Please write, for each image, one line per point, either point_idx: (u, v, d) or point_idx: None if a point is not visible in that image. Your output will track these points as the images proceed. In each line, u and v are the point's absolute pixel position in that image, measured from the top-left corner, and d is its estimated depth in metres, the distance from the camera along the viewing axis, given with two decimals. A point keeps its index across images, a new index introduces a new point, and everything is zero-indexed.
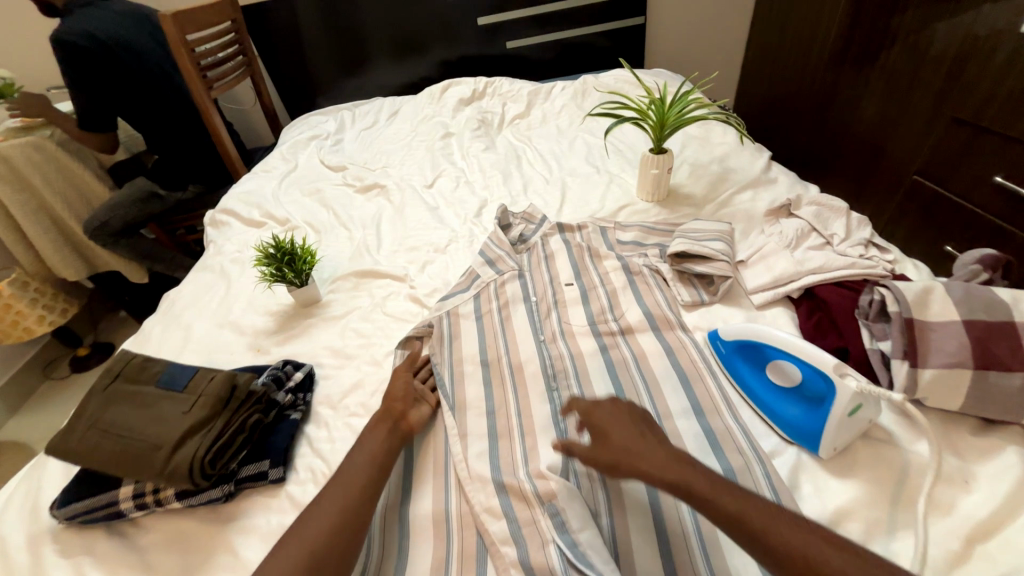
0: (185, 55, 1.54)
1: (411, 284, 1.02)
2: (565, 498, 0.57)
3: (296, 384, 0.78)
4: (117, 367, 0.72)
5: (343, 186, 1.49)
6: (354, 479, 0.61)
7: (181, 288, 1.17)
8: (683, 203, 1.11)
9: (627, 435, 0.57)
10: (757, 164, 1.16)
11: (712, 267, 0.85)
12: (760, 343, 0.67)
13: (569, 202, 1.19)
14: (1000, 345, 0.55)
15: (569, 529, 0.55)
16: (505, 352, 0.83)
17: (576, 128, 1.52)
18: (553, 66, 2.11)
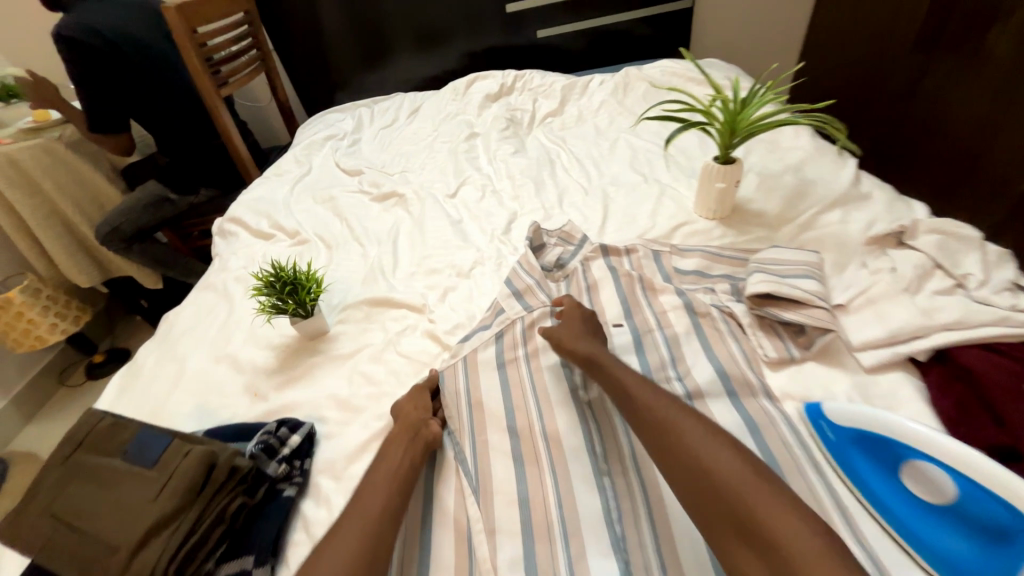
0: (191, 51, 1.43)
1: (429, 317, 0.88)
2: None
3: (291, 451, 0.65)
4: (80, 433, 0.60)
5: (358, 193, 1.36)
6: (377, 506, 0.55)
7: (180, 309, 1.06)
8: (752, 222, 0.93)
9: (651, 394, 0.59)
10: (844, 175, 0.96)
11: (807, 313, 0.67)
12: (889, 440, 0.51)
13: (613, 218, 1.02)
14: None
15: None
16: (539, 417, 0.69)
17: (617, 129, 1.34)
18: (588, 56, 1.92)
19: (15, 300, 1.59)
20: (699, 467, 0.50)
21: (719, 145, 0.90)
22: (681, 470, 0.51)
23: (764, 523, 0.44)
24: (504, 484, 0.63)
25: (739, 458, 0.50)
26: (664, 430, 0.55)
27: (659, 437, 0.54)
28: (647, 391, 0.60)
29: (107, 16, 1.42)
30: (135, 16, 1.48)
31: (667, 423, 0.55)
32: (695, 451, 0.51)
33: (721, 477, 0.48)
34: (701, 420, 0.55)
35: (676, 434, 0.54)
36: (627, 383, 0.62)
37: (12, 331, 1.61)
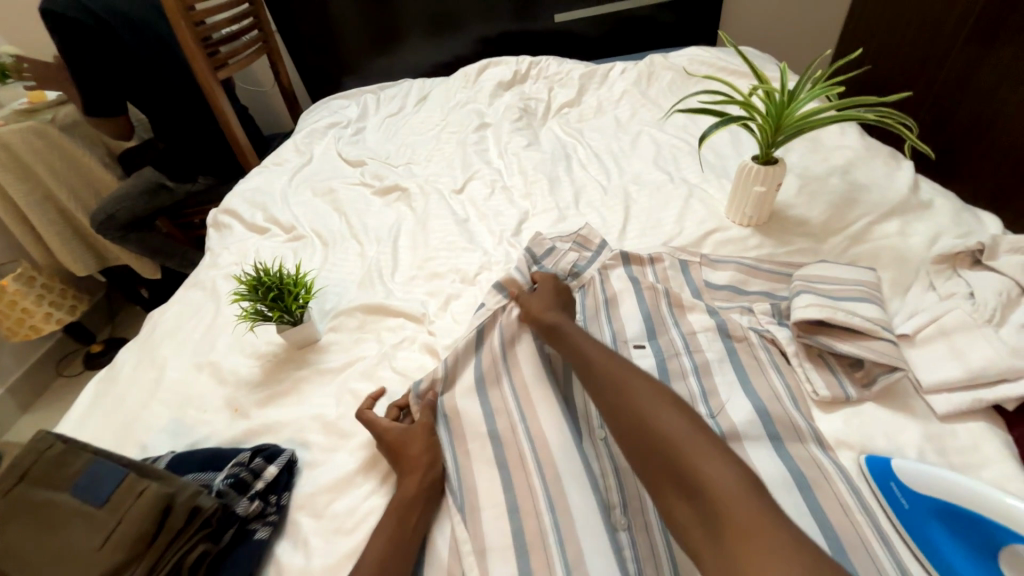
0: (185, 28, 1.34)
1: (428, 328, 0.79)
2: None
3: (265, 485, 0.57)
4: (25, 461, 0.53)
5: (360, 186, 1.27)
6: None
7: (165, 308, 0.99)
8: (793, 231, 0.82)
9: (607, 356, 0.59)
10: (900, 180, 0.85)
11: (865, 347, 0.57)
12: (985, 518, 0.42)
13: (634, 222, 0.92)
14: None
15: None
16: (537, 448, 0.59)
17: (641, 122, 1.23)
18: (607, 43, 1.80)
19: (9, 289, 1.55)
20: (641, 421, 0.50)
21: (760, 143, 0.80)
22: (624, 424, 0.51)
23: (693, 469, 0.44)
24: (501, 530, 0.54)
25: (681, 414, 0.50)
26: (613, 387, 0.55)
27: (608, 395, 0.54)
28: (604, 354, 0.60)
29: None
30: None
31: (617, 381, 0.55)
32: (638, 406, 0.51)
33: (659, 429, 0.48)
34: (652, 380, 0.55)
35: (624, 391, 0.53)
36: (583, 346, 0.62)
37: (6, 320, 1.57)
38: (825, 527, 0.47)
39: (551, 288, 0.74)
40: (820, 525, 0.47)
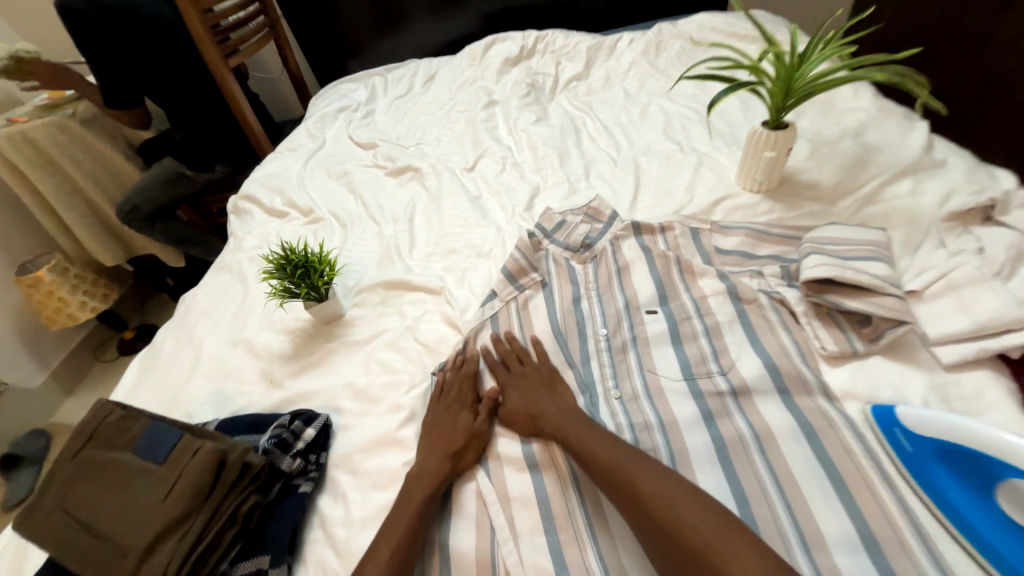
0: (194, 17, 1.36)
1: (447, 300, 0.83)
2: None
3: (306, 445, 0.62)
4: (90, 425, 0.58)
5: (373, 168, 1.30)
6: (421, 505, 0.54)
7: (197, 291, 1.04)
8: (804, 196, 0.83)
9: (609, 443, 0.54)
10: (914, 140, 0.84)
11: (871, 301, 0.59)
12: (979, 454, 0.44)
13: (645, 192, 0.94)
14: None
15: None
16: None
17: (650, 92, 1.22)
18: (615, 13, 1.77)
19: (45, 279, 1.63)
20: (661, 516, 0.46)
21: (770, 108, 0.79)
22: (642, 521, 0.46)
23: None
24: (522, 483, 0.58)
25: (702, 504, 0.45)
26: (620, 481, 0.49)
27: (619, 490, 0.49)
28: (601, 442, 0.54)
29: None
30: None
31: (623, 474, 0.50)
32: (650, 496, 0.47)
33: (683, 525, 0.44)
34: (659, 467, 0.50)
35: (635, 484, 0.49)
36: (577, 436, 0.56)
37: (46, 309, 1.66)
38: (830, 468, 0.50)
39: (533, 367, 0.68)
40: (825, 468, 0.50)
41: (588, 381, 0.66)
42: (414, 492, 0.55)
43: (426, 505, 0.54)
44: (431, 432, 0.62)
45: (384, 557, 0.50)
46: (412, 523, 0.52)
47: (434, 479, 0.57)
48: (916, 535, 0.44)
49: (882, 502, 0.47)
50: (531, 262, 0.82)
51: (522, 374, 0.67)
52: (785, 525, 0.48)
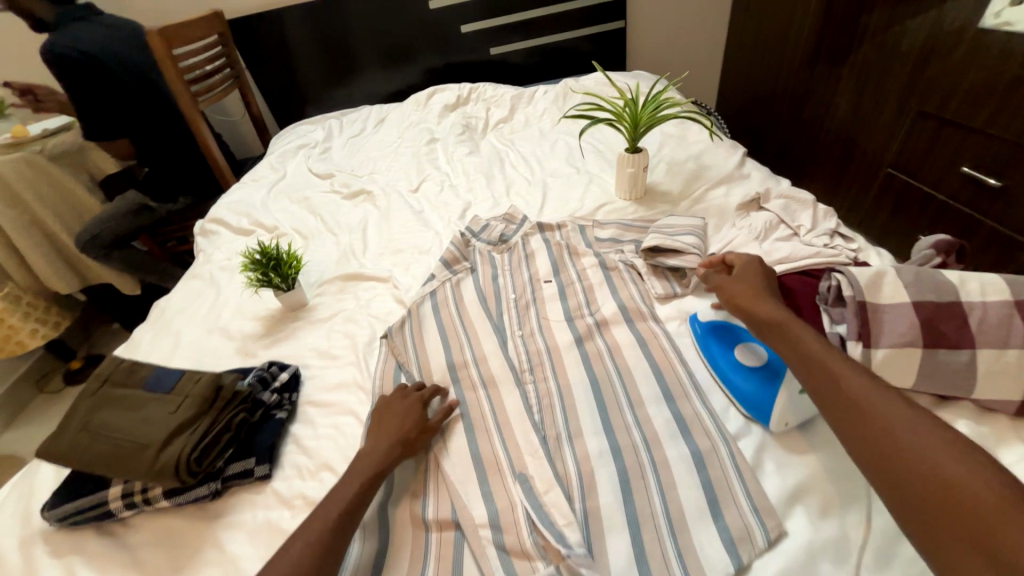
0: (170, 67, 1.57)
1: (394, 285, 1.04)
2: (538, 476, 0.65)
3: (281, 384, 0.80)
4: (105, 372, 0.74)
5: (330, 193, 1.51)
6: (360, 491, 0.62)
7: (171, 296, 1.18)
8: (659, 200, 1.14)
9: (892, 404, 0.48)
10: (731, 161, 1.19)
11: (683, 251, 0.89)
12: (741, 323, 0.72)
13: (549, 202, 1.22)
14: (947, 324, 0.58)
15: (536, 493, 0.63)
16: (471, 353, 0.83)
17: (557, 130, 1.55)
18: (537, 71, 2.15)
19: None
20: (926, 467, 0.43)
21: (628, 137, 1.11)
22: (892, 476, 0.45)
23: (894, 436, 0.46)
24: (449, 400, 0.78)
25: (987, 484, 0.40)
26: (879, 429, 0.47)
27: (864, 429, 0.48)
28: (878, 393, 0.50)
29: (91, 38, 1.55)
30: (114, 38, 1.62)
31: (882, 423, 0.47)
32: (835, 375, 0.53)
33: (951, 481, 0.41)
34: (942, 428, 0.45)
35: (894, 437, 0.46)
36: (849, 382, 0.52)
37: None
38: (649, 357, 0.75)
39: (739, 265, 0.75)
40: (646, 357, 0.75)
41: (500, 328, 0.88)
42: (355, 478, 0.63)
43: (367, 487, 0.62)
44: (379, 427, 0.70)
45: (327, 519, 0.58)
46: (355, 492, 0.61)
47: (372, 470, 0.64)
48: (694, 389, 0.69)
49: (680, 374, 0.71)
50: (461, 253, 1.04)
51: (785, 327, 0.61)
52: (618, 391, 0.72)
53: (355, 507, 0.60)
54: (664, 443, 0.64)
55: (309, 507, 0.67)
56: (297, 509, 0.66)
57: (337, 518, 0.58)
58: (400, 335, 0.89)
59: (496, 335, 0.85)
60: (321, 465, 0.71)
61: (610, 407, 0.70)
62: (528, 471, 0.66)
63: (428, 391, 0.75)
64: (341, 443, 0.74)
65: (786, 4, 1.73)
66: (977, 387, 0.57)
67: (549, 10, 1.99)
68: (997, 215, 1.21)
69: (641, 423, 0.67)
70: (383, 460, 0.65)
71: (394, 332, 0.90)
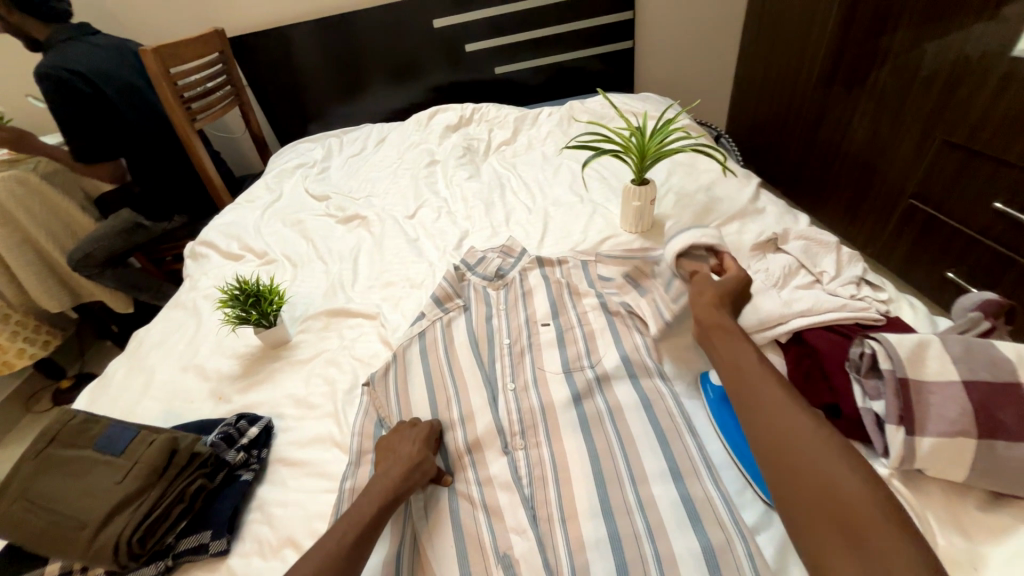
0: (166, 87, 1.54)
1: (381, 324, 0.97)
2: (525, 562, 0.59)
3: (249, 441, 0.73)
4: (54, 428, 0.68)
5: (324, 217, 1.46)
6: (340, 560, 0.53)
7: (150, 326, 1.12)
8: (667, 235, 1.06)
9: (810, 434, 0.50)
10: (745, 193, 1.11)
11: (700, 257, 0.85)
12: None
13: (550, 234, 1.15)
14: (1007, 412, 0.49)
15: None
16: (458, 410, 0.76)
17: (561, 155, 1.49)
18: (543, 90, 2.10)
19: None
20: (822, 482, 0.47)
21: (634, 169, 1.04)
22: (796, 499, 0.48)
23: (807, 462, 0.48)
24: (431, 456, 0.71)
25: (865, 495, 0.45)
26: (791, 453, 0.50)
27: (777, 449, 0.51)
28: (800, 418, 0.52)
29: (86, 57, 1.53)
30: (109, 56, 1.59)
31: (797, 450, 0.50)
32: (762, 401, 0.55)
33: (843, 497, 0.45)
34: (831, 438, 0.50)
35: (805, 461, 0.49)
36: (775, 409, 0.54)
37: None
38: (655, 423, 0.67)
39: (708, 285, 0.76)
40: (650, 422, 0.67)
41: (492, 378, 0.80)
42: (352, 520, 0.57)
43: (359, 538, 0.56)
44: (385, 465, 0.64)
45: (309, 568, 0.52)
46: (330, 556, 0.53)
47: (361, 519, 0.58)
48: (705, 466, 0.61)
49: (688, 446, 0.63)
50: (454, 290, 0.96)
51: (733, 336, 0.65)
52: (620, 463, 0.64)
53: (349, 557, 0.54)
54: (670, 533, 0.56)
55: None
56: None
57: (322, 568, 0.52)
58: (381, 384, 0.81)
59: (487, 389, 0.78)
60: (284, 541, 0.63)
61: (609, 482, 0.62)
62: (513, 553, 0.60)
63: (434, 426, 0.71)
64: (309, 511, 0.67)
65: (800, 26, 1.67)
66: None
67: (555, 30, 1.94)
68: None
69: (645, 506, 0.59)
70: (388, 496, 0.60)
71: (375, 380, 0.82)
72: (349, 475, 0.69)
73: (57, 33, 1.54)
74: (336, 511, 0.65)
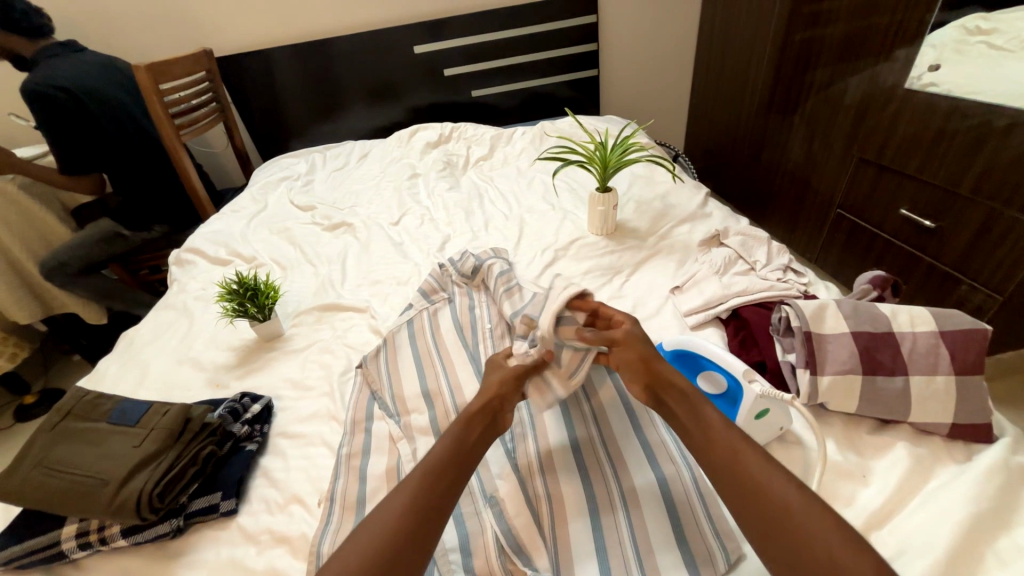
0: (155, 101, 1.60)
1: (372, 316, 1.05)
2: (507, 491, 0.65)
3: (252, 416, 0.80)
4: (67, 406, 0.73)
5: (311, 225, 1.54)
6: (444, 466, 0.59)
7: (141, 325, 1.16)
8: (629, 235, 1.20)
9: (791, 491, 0.50)
10: (695, 200, 1.27)
11: (571, 317, 0.74)
12: (696, 353, 0.73)
13: (525, 237, 1.27)
14: (883, 352, 0.63)
15: (506, 515, 0.63)
16: (446, 382, 0.84)
17: (533, 169, 1.63)
18: (516, 112, 2.27)
19: None
20: (818, 550, 0.45)
21: (598, 178, 1.18)
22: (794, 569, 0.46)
23: (797, 526, 0.47)
24: (423, 419, 0.79)
25: (853, 550, 0.45)
26: (782, 519, 0.48)
27: (765, 513, 0.49)
28: (782, 480, 0.51)
29: (75, 72, 1.57)
30: (99, 72, 1.64)
31: (789, 514, 0.48)
32: (739, 465, 0.53)
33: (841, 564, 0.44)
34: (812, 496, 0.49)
35: (797, 527, 0.47)
36: (758, 475, 0.52)
37: None
38: (625, 400, 0.75)
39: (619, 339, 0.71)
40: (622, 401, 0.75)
41: (476, 355, 0.89)
42: (424, 465, 0.59)
43: (455, 456, 0.60)
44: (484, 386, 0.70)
45: (415, 477, 0.57)
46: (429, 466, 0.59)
47: None
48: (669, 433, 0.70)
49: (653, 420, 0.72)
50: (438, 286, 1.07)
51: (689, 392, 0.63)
52: (595, 436, 0.72)
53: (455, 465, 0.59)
54: (633, 475, 0.66)
55: (275, 541, 0.65)
56: (263, 543, 0.65)
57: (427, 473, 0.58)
58: (375, 365, 0.89)
59: (472, 362, 0.87)
60: (290, 498, 0.70)
61: (585, 446, 0.71)
62: (498, 490, 0.66)
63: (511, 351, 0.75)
64: (311, 473, 0.74)
65: (742, 61, 1.91)
66: (912, 411, 0.62)
67: (527, 58, 2.12)
68: (934, 252, 1.32)
69: (614, 457, 0.69)
70: (456, 448, 0.61)
71: (366, 361, 0.90)
72: (348, 441, 0.76)
73: (44, 49, 1.58)
74: (336, 474, 0.72)
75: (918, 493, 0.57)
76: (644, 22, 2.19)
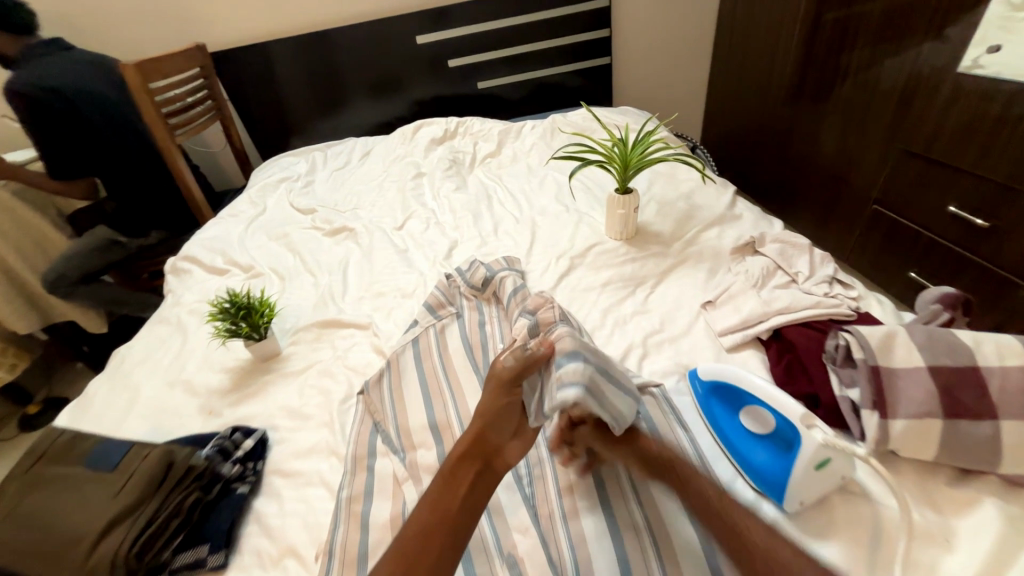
0: (146, 101, 1.52)
1: (374, 333, 0.98)
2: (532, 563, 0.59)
3: (244, 453, 0.73)
4: (40, 447, 0.66)
5: (311, 230, 1.45)
6: (429, 535, 0.52)
7: (133, 343, 1.09)
8: (651, 240, 1.10)
9: None
10: (722, 201, 1.17)
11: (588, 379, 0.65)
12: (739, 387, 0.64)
13: (539, 242, 1.18)
14: (966, 393, 0.54)
15: None
16: (456, 413, 0.76)
17: (544, 167, 1.53)
18: (525, 104, 2.16)
19: None
20: None
21: (618, 178, 1.08)
22: None
23: None
24: (430, 455, 0.71)
25: None
26: None
27: None
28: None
29: (62, 72, 1.50)
30: (87, 71, 1.57)
31: None
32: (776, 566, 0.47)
33: None
34: None
35: None
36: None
37: None
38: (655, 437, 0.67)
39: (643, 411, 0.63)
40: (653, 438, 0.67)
41: None
42: (403, 539, 0.53)
43: (439, 520, 0.54)
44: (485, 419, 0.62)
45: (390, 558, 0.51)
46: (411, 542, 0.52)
47: None
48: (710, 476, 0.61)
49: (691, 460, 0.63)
50: (445, 298, 0.99)
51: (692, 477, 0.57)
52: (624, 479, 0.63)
53: (444, 528, 0.53)
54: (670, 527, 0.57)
55: None
56: None
57: (402, 550, 0.51)
58: (378, 392, 0.82)
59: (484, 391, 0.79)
60: (285, 550, 0.63)
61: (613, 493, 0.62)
62: (514, 546, 0.61)
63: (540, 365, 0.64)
64: (308, 519, 0.67)
65: (767, 45, 1.78)
66: (1003, 462, 0.52)
67: (536, 47, 2.01)
68: (989, 255, 1.21)
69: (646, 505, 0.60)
70: (437, 512, 0.54)
71: (367, 387, 0.83)
72: (348, 483, 0.69)
73: (30, 46, 1.51)
74: (335, 522, 0.65)
75: (1015, 563, 0.48)
76: (659, 5, 2.06)
